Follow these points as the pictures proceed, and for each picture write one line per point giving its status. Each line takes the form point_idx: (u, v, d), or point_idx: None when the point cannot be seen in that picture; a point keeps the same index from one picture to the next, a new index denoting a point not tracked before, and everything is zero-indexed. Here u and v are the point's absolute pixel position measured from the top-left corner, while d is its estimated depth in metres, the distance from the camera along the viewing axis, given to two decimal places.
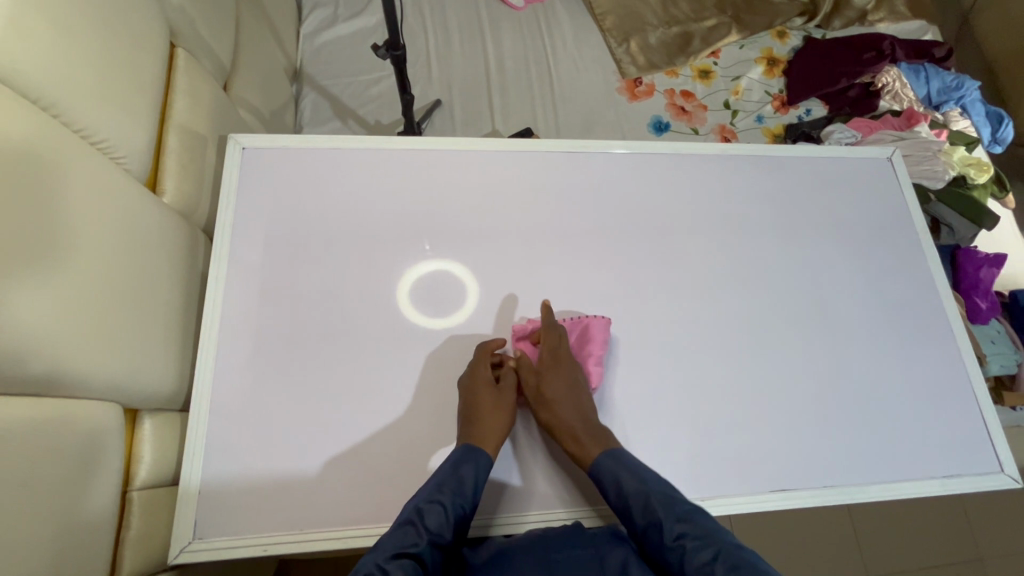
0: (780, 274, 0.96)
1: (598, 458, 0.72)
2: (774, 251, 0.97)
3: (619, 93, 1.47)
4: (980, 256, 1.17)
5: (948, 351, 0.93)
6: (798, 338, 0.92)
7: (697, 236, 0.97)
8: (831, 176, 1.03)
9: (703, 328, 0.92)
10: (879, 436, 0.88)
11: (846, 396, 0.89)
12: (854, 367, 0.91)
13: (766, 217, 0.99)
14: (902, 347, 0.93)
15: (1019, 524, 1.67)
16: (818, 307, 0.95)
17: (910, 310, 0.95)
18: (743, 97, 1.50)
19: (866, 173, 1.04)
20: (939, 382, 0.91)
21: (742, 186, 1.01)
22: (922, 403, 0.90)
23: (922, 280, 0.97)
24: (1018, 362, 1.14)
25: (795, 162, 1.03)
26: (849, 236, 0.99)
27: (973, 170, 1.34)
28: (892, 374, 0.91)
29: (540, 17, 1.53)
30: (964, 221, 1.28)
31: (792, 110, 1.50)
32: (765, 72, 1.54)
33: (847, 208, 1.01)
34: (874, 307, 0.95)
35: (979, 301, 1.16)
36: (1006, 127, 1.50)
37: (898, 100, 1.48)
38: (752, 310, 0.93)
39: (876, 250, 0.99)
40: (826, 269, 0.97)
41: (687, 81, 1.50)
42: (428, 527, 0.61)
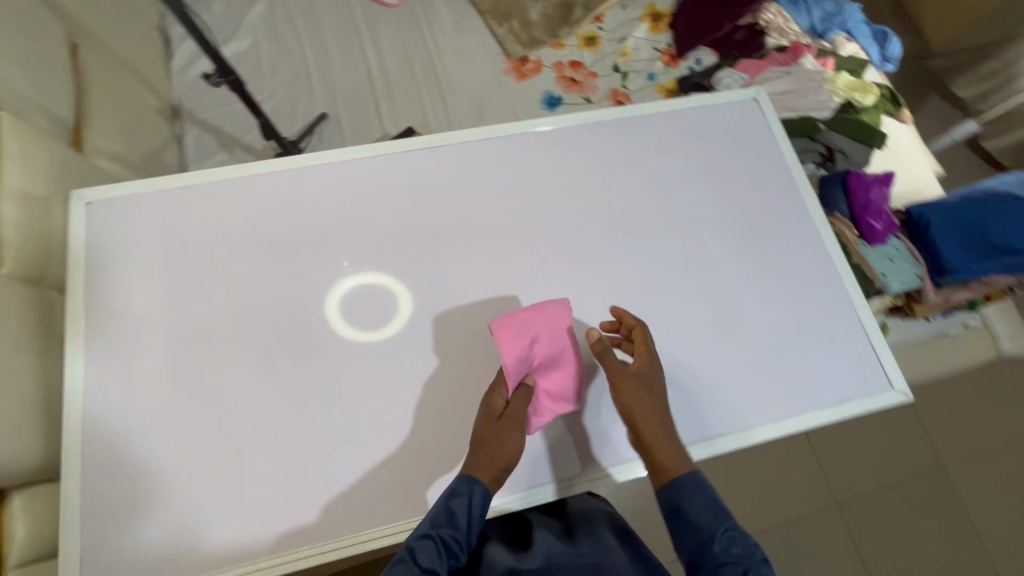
0: (659, 235, 0.96)
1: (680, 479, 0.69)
2: (653, 212, 0.97)
3: (506, 74, 1.46)
4: (868, 175, 1.17)
5: (830, 281, 0.95)
6: (686, 294, 0.92)
7: (576, 209, 0.97)
8: (700, 125, 1.03)
9: (590, 301, 0.91)
10: (772, 376, 0.89)
11: (737, 344, 0.90)
12: (742, 311, 0.92)
13: (642, 179, 0.99)
14: (782, 284, 0.94)
15: (966, 423, 1.76)
16: (700, 258, 0.95)
17: (790, 247, 0.96)
18: (632, 57, 1.49)
19: (732, 117, 1.04)
20: (825, 313, 0.93)
21: (615, 151, 1.00)
22: (812, 336, 0.91)
23: (798, 213, 0.99)
24: (920, 275, 1.14)
25: (663, 117, 1.03)
26: (723, 183, 1.00)
27: (858, 94, 1.34)
28: (779, 312, 0.92)
29: (416, 11, 1.50)
30: (855, 145, 1.30)
31: (682, 63, 1.49)
32: (650, 29, 1.53)
33: (718, 154, 1.01)
34: (755, 249, 0.96)
35: (874, 222, 1.16)
36: (892, 44, 1.51)
37: (784, 35, 1.49)
38: (639, 274, 0.93)
39: (750, 191, 0.99)
40: (704, 221, 0.97)
41: (573, 51, 1.49)
42: (429, 554, 0.63)
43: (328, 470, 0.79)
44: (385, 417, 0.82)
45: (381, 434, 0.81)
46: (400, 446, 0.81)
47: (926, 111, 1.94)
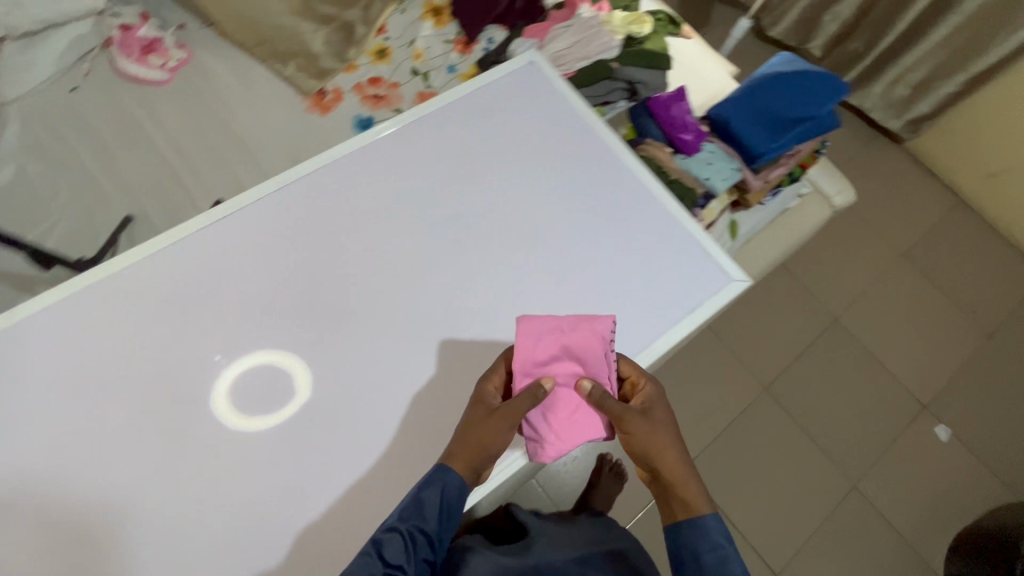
0: (480, 219, 1.01)
1: (705, 518, 0.79)
2: (472, 198, 1.02)
3: (310, 112, 1.41)
4: (661, 97, 1.25)
5: (649, 202, 1.01)
6: (527, 260, 0.97)
7: (403, 221, 1.01)
8: (487, 104, 1.07)
9: (445, 295, 0.97)
10: (628, 305, 0.94)
11: (587, 287, 0.95)
12: (581, 257, 0.97)
13: (449, 173, 1.04)
14: (604, 222, 1.00)
15: (840, 275, 1.98)
16: (522, 226, 1.00)
17: (606, 185, 1.02)
18: (427, 57, 1.49)
19: (513, 84, 1.08)
20: (654, 234, 0.98)
21: (420, 155, 1.05)
22: (650, 258, 0.97)
23: (598, 152, 1.04)
24: (738, 167, 1.22)
25: (454, 108, 1.07)
26: (528, 150, 1.05)
27: (634, 26, 1.42)
28: (615, 246, 0.98)
29: (192, 79, 1.42)
30: (649, 72, 1.38)
31: (476, 46, 1.51)
32: (435, 25, 1.53)
33: (511, 125, 1.06)
34: (575, 198, 1.01)
35: (683, 135, 1.23)
36: None
37: None
38: (479, 258, 0.99)
39: (549, 148, 1.05)
40: (516, 192, 1.02)
41: (368, 68, 1.47)
42: (386, 556, 0.75)
43: (238, 547, 0.81)
44: (279, 475, 0.85)
45: (280, 493, 0.84)
46: (303, 496, 0.84)
47: None
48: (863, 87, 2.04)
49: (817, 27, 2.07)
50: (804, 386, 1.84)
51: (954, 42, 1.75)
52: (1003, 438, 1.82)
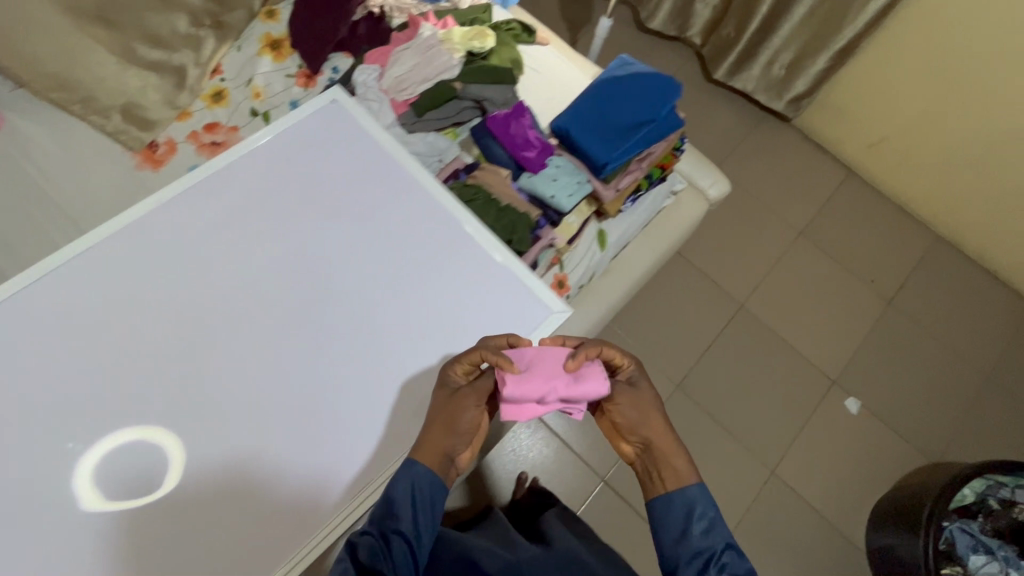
0: (288, 277, 0.94)
1: (689, 489, 0.86)
2: (279, 250, 0.96)
3: (140, 169, 1.31)
4: (499, 116, 1.21)
5: (462, 236, 1.00)
6: (341, 312, 0.93)
7: (204, 288, 0.92)
8: (290, 150, 1.01)
9: (252, 363, 0.89)
10: (442, 346, 0.93)
11: (401, 332, 0.93)
12: (396, 301, 0.95)
13: (251, 229, 0.96)
14: (422, 267, 0.97)
15: (743, 261, 1.97)
16: (334, 280, 0.95)
17: (418, 223, 1.00)
18: (267, 94, 1.40)
19: (318, 127, 1.02)
20: (467, 269, 0.98)
21: (221, 210, 0.97)
22: (463, 294, 0.96)
23: (414, 193, 1.01)
24: (585, 181, 1.19)
25: (254, 154, 1.00)
26: (338, 192, 1.00)
27: (477, 41, 1.35)
28: (430, 286, 0.96)
29: (4, 147, 1.29)
30: (495, 87, 1.32)
31: (319, 78, 1.43)
32: (274, 59, 1.45)
33: (318, 171, 1.00)
34: (387, 240, 0.98)
35: (526, 153, 1.19)
36: None
37: (403, 12, 1.49)
38: (289, 317, 0.92)
39: (362, 193, 1.00)
40: (327, 243, 0.97)
41: (203, 114, 1.38)
42: (361, 556, 0.75)
43: None
44: None
45: None
46: None
47: None
48: (742, 70, 2.04)
49: (690, 15, 2.07)
50: (719, 376, 1.83)
51: (814, 19, 1.76)
52: (914, 399, 1.85)
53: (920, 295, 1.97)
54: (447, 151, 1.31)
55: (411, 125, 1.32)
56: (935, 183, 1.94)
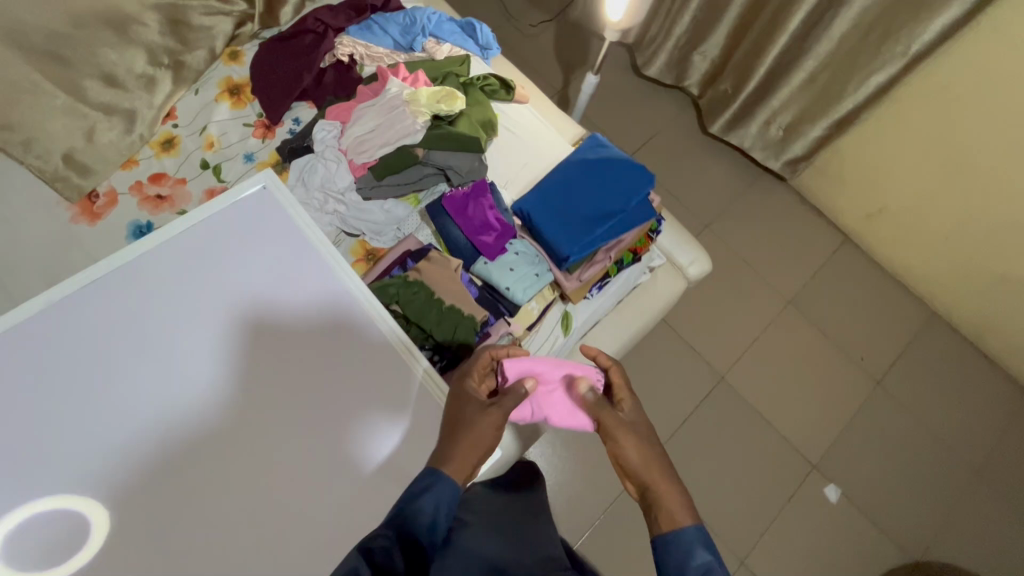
0: (175, 402, 0.80)
1: (685, 529, 0.70)
2: (178, 363, 0.82)
3: (76, 222, 1.22)
4: (458, 194, 1.13)
5: (390, 353, 0.88)
6: (242, 443, 0.79)
7: (72, 412, 0.78)
8: (202, 245, 0.89)
9: (127, 512, 0.74)
10: (355, 493, 0.80)
11: (310, 471, 0.80)
12: (309, 431, 0.82)
13: (137, 340, 0.83)
14: (336, 394, 0.84)
15: (728, 329, 1.88)
16: (230, 408, 0.81)
17: (343, 335, 0.88)
18: (221, 144, 1.31)
19: (239, 219, 0.91)
20: (393, 395, 0.85)
21: (121, 310, 0.84)
22: (385, 426, 0.84)
23: (338, 302, 0.89)
24: (545, 270, 1.11)
25: (166, 244, 0.88)
26: (255, 293, 0.87)
27: (445, 103, 1.25)
28: (348, 414, 0.84)
29: None
30: (461, 154, 1.24)
31: (279, 129, 1.34)
32: (233, 105, 1.35)
33: (229, 271, 0.88)
34: (306, 356, 0.85)
35: (484, 237, 1.11)
36: (481, 31, 1.47)
37: (374, 60, 1.40)
38: (183, 448, 0.79)
39: (278, 299, 0.88)
40: (227, 360, 0.83)
41: (150, 163, 1.29)
42: (377, 560, 0.60)
43: None
44: None
45: None
46: None
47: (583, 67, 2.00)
48: (739, 126, 1.94)
49: (688, 65, 1.97)
50: (694, 453, 1.73)
51: (818, 81, 1.67)
52: (898, 487, 1.75)
53: (908, 372, 1.88)
54: (405, 221, 1.22)
55: (367, 191, 1.23)
56: (934, 263, 1.85)
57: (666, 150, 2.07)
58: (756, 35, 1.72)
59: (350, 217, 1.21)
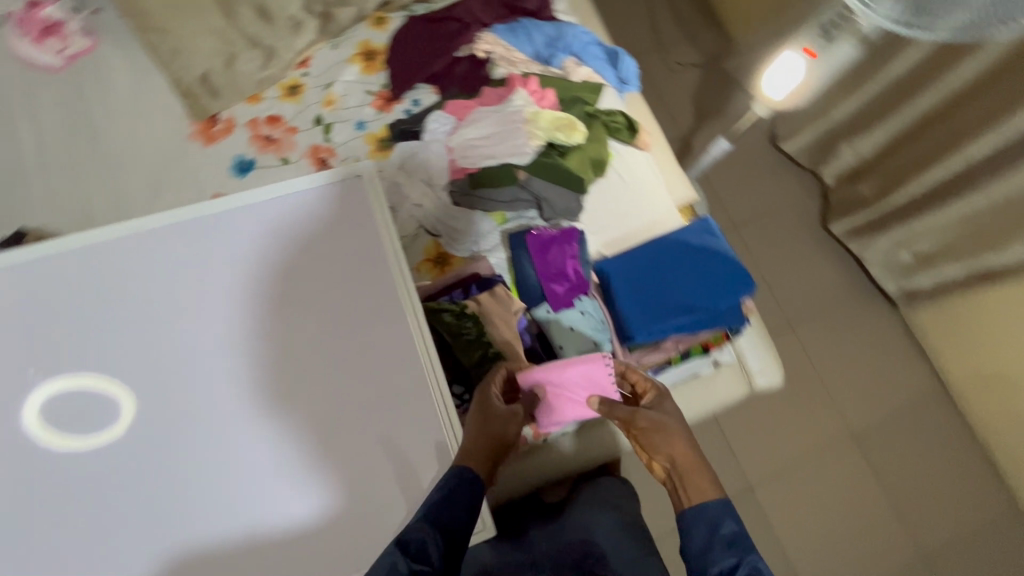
0: (227, 356, 0.87)
1: (710, 503, 0.78)
2: (240, 323, 0.89)
3: (191, 139, 1.28)
4: (546, 233, 1.09)
5: (418, 384, 0.87)
6: (266, 418, 0.85)
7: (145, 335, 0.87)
8: (294, 217, 0.94)
9: (160, 437, 0.83)
10: (348, 497, 0.83)
11: (313, 465, 0.84)
12: (327, 424, 0.86)
13: (214, 288, 0.90)
14: (362, 401, 0.87)
15: (776, 442, 1.73)
16: (269, 380, 0.87)
17: (379, 348, 0.89)
18: (340, 105, 1.33)
19: (332, 203, 0.95)
20: (405, 423, 0.86)
21: (207, 253, 0.91)
22: (394, 447, 0.85)
23: (391, 313, 0.90)
24: (605, 341, 1.04)
25: (265, 207, 0.94)
26: (321, 280, 0.91)
27: (563, 133, 1.21)
28: (361, 424, 0.86)
29: (86, 74, 1.31)
30: (561, 190, 1.18)
31: (397, 106, 1.33)
32: (363, 70, 1.36)
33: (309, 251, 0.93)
34: (348, 355, 0.88)
35: (555, 286, 1.06)
36: (625, 65, 1.39)
37: (511, 64, 1.35)
38: (217, 401, 0.86)
39: (342, 292, 0.91)
40: (281, 335, 0.89)
41: (272, 104, 1.32)
42: (412, 554, 0.69)
43: None
44: None
45: None
46: None
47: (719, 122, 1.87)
48: (867, 237, 1.75)
49: (832, 155, 1.78)
50: None
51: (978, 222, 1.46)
52: None
53: (965, 561, 1.65)
54: (482, 238, 1.18)
55: (457, 197, 1.20)
56: None
57: (776, 233, 1.91)
58: (921, 153, 1.51)
59: (432, 217, 1.19)
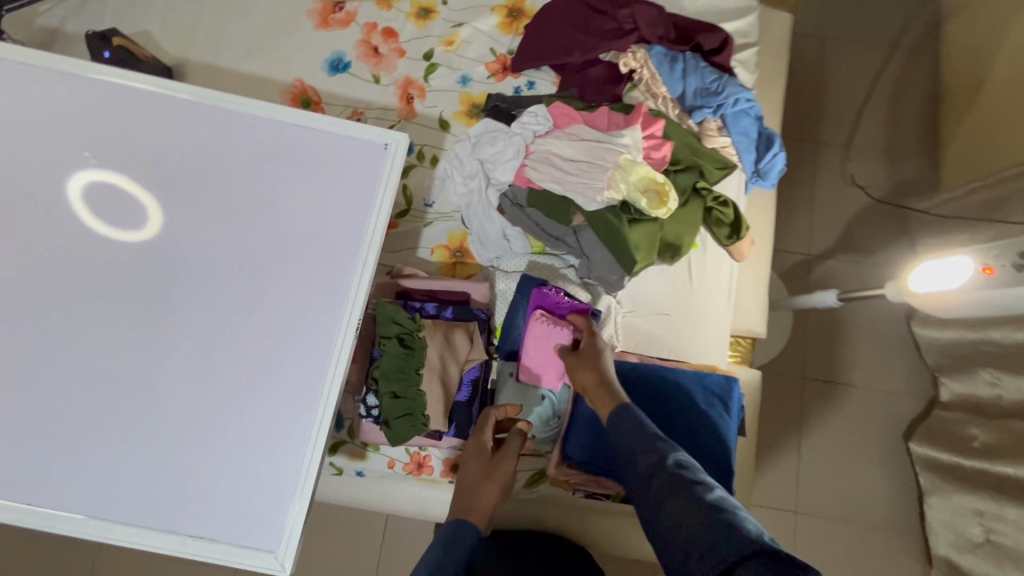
0: (139, 255, 0.77)
1: (612, 415, 0.78)
2: (177, 227, 0.78)
3: (308, 16, 1.24)
4: (561, 303, 0.95)
5: (308, 394, 0.75)
6: (146, 340, 0.76)
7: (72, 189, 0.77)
8: (292, 152, 0.81)
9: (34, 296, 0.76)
10: (162, 465, 0.73)
11: (155, 414, 0.74)
12: (201, 381, 0.75)
13: (166, 180, 0.79)
14: (241, 381, 0.75)
15: None
16: (169, 304, 0.77)
17: (292, 361, 0.76)
18: (457, 50, 1.22)
19: (338, 158, 0.80)
20: (267, 456, 0.73)
21: (183, 142, 0.80)
22: (242, 446, 0.74)
23: (323, 307, 0.77)
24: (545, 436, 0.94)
25: (276, 128, 0.81)
26: (283, 247, 0.78)
27: (647, 199, 1.02)
28: (227, 425, 0.74)
29: None
30: (605, 258, 1.05)
31: (510, 79, 1.21)
32: (499, 25, 1.23)
33: (284, 193, 0.79)
34: (261, 324, 0.77)
35: (531, 356, 0.93)
36: (773, 156, 1.15)
37: (653, 95, 1.17)
38: (123, 313, 0.77)
39: (289, 259, 0.78)
40: (203, 264, 0.78)
41: (396, 17, 1.23)
42: None
43: None
44: None
45: None
46: None
47: (847, 266, 1.60)
48: (948, 483, 1.42)
49: (965, 373, 1.42)
50: None
51: None
52: None
53: None
54: (507, 257, 1.10)
55: (506, 206, 1.09)
56: None
57: (846, 412, 1.61)
58: None
59: (474, 211, 1.11)
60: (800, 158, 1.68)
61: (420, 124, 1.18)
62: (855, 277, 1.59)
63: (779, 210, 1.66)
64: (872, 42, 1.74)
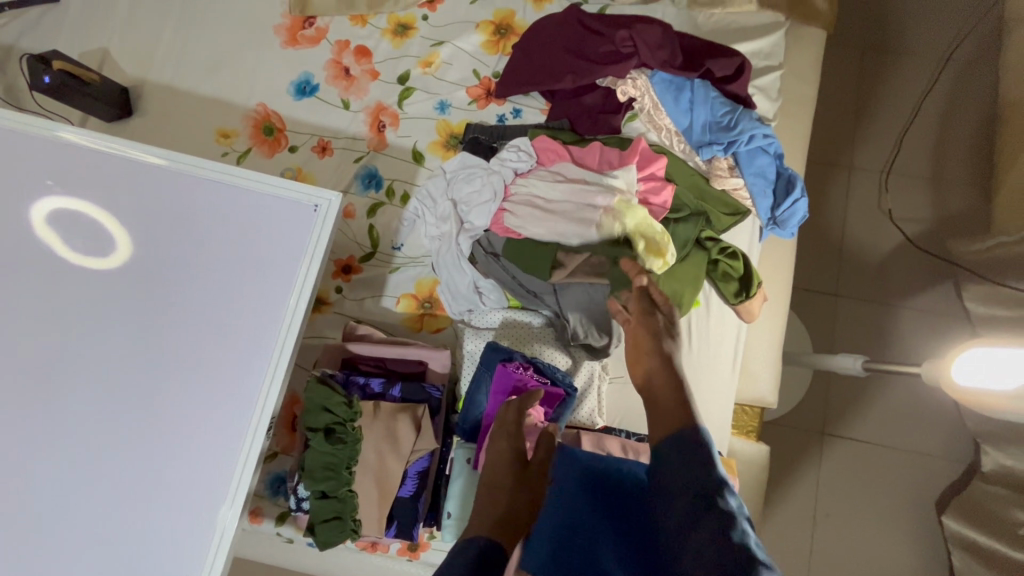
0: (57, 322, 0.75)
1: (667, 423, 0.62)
2: (91, 295, 0.75)
3: (275, 32, 1.13)
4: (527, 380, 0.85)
5: (218, 479, 0.73)
6: (54, 414, 0.74)
7: None
8: (213, 214, 0.77)
9: None
10: (61, 546, 0.72)
11: (57, 492, 0.73)
12: (106, 459, 0.73)
13: (79, 243, 0.76)
14: (148, 461, 0.73)
15: None
16: (82, 375, 0.74)
17: (223, 426, 0.74)
18: (435, 72, 1.09)
19: (262, 224, 0.76)
20: (192, 532, 0.72)
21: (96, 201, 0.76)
22: (145, 530, 0.72)
23: (239, 386, 0.74)
24: None
25: (200, 187, 0.77)
26: (199, 319, 0.76)
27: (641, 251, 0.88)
28: (149, 504, 0.73)
29: None
30: (588, 322, 0.92)
31: (493, 106, 1.08)
32: (484, 43, 1.10)
33: (201, 262, 0.76)
34: (172, 401, 0.75)
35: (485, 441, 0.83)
36: (795, 204, 0.98)
37: (655, 127, 1.02)
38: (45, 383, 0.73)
39: (205, 333, 0.75)
40: (116, 335, 0.75)
41: (371, 34, 1.11)
42: None
43: None
44: None
45: None
46: None
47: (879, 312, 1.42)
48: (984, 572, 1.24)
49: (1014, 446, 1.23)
50: None
51: None
52: None
53: None
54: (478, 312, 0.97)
55: (478, 254, 0.95)
56: None
57: (869, 474, 1.43)
58: None
59: (443, 258, 0.98)
60: (829, 187, 1.50)
61: (390, 156, 1.06)
62: (887, 325, 1.41)
63: (803, 244, 1.48)
64: (919, 53, 1.53)
